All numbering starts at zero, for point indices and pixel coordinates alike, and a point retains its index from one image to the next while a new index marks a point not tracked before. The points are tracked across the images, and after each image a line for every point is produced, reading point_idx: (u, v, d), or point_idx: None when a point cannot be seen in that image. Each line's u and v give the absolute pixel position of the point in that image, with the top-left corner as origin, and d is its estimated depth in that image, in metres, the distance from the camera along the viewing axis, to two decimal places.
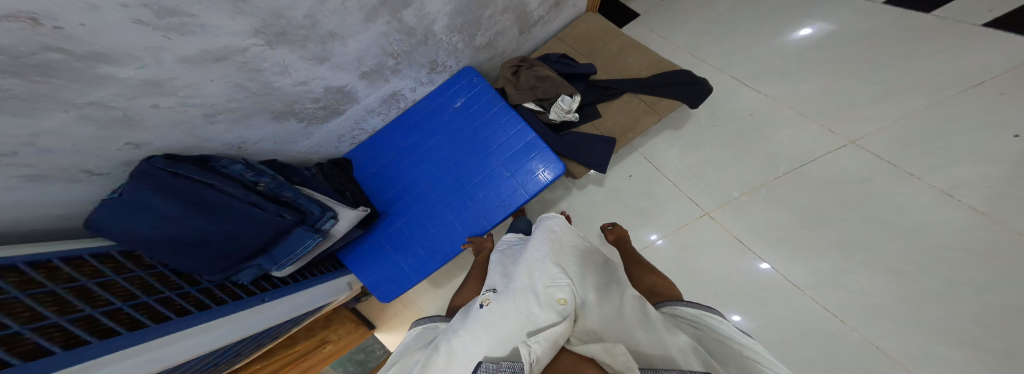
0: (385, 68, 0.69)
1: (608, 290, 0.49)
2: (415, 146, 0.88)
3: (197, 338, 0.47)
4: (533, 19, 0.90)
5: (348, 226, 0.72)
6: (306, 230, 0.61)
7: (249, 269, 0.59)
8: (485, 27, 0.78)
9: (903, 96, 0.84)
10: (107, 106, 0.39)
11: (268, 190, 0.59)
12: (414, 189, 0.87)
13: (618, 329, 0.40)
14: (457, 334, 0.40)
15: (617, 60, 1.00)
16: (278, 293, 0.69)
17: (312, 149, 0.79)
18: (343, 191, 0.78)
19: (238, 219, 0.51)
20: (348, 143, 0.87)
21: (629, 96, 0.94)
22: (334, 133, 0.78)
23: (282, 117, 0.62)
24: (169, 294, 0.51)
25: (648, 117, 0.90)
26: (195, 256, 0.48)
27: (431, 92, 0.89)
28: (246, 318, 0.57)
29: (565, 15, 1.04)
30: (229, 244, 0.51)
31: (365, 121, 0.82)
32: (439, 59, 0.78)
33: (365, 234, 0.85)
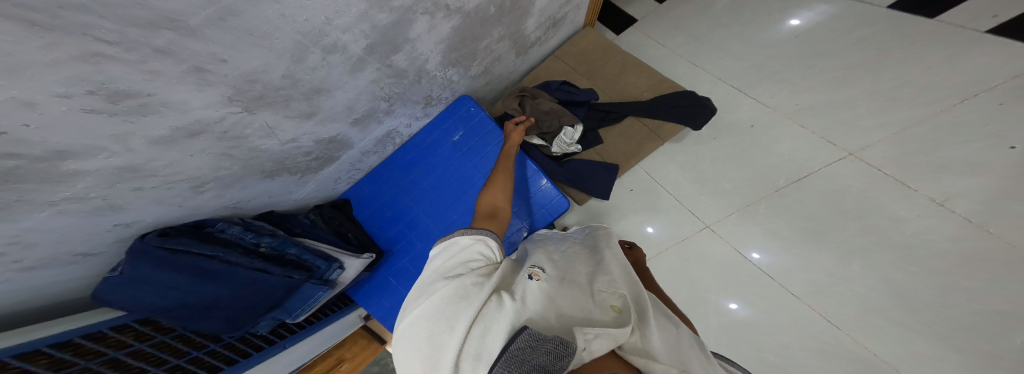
0: (378, 112, 0.70)
1: (665, 315, 0.46)
2: (415, 183, 0.90)
3: None
4: (529, 42, 0.92)
5: (355, 273, 0.76)
6: (315, 284, 0.65)
7: (265, 321, 0.62)
8: (483, 56, 0.80)
9: (908, 103, 0.83)
10: (85, 197, 0.36)
11: (270, 249, 0.60)
12: (417, 225, 0.89)
13: (676, 351, 0.38)
14: (508, 293, 0.39)
15: (618, 79, 1.01)
16: (297, 339, 0.73)
17: (310, 194, 0.80)
18: (345, 233, 0.80)
19: (247, 283, 0.53)
20: (344, 183, 0.88)
21: (632, 120, 0.95)
22: (329, 177, 0.80)
23: (272, 174, 0.63)
24: (197, 354, 0.53)
25: (649, 143, 0.93)
26: (212, 319, 0.50)
27: (427, 125, 0.90)
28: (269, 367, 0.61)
29: (563, 31, 1.06)
30: (241, 303, 0.53)
31: (361, 161, 0.84)
32: (434, 92, 0.80)
33: (371, 273, 0.88)
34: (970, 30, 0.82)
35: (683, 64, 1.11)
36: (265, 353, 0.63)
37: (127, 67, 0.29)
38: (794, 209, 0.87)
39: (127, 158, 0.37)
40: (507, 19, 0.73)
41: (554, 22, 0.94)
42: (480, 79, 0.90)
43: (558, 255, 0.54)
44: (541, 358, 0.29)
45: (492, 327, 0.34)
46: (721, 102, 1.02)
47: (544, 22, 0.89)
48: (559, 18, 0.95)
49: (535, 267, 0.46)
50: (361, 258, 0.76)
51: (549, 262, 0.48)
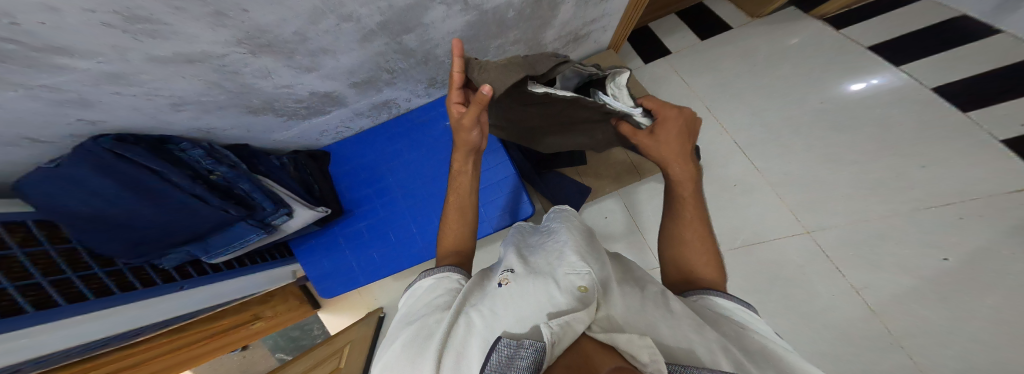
0: (379, 80, 0.69)
1: (631, 281, 0.46)
2: (397, 155, 0.88)
3: (76, 328, 0.49)
4: (546, 50, 0.93)
5: (301, 224, 0.71)
6: (250, 225, 0.61)
7: (176, 254, 0.59)
8: (493, 53, 0.80)
9: (884, 197, 0.91)
10: (62, 89, 0.39)
11: (221, 180, 0.59)
12: (385, 195, 0.87)
13: (646, 319, 0.37)
14: (475, 309, 0.39)
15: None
16: (199, 281, 0.72)
17: (291, 138, 0.78)
18: (310, 184, 0.79)
19: (174, 206, 0.52)
20: (330, 137, 0.86)
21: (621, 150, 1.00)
22: (315, 128, 0.78)
23: (258, 111, 0.62)
24: (69, 276, 0.53)
25: (630, 175, 0.99)
26: (113, 237, 0.48)
27: (426, 104, 0.89)
28: (153, 306, 0.61)
29: (585, 49, 1.07)
30: (157, 226, 0.51)
31: (352, 121, 0.82)
32: (439, 76, 0.79)
33: (323, 228, 0.87)
34: (989, 134, 0.88)
35: (699, 108, 1.17)
36: (150, 291, 0.63)
37: (158, 1, 0.32)
38: (749, 263, 0.97)
39: (121, 66, 0.39)
40: (524, 28, 0.74)
41: (576, 38, 0.94)
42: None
43: (526, 248, 0.53)
44: (515, 361, 0.29)
45: (463, 351, 0.34)
46: (715, 157, 1.10)
47: (564, 37, 0.89)
48: (581, 35, 0.94)
49: (504, 272, 0.46)
50: (315, 209, 0.71)
51: (519, 260, 0.48)
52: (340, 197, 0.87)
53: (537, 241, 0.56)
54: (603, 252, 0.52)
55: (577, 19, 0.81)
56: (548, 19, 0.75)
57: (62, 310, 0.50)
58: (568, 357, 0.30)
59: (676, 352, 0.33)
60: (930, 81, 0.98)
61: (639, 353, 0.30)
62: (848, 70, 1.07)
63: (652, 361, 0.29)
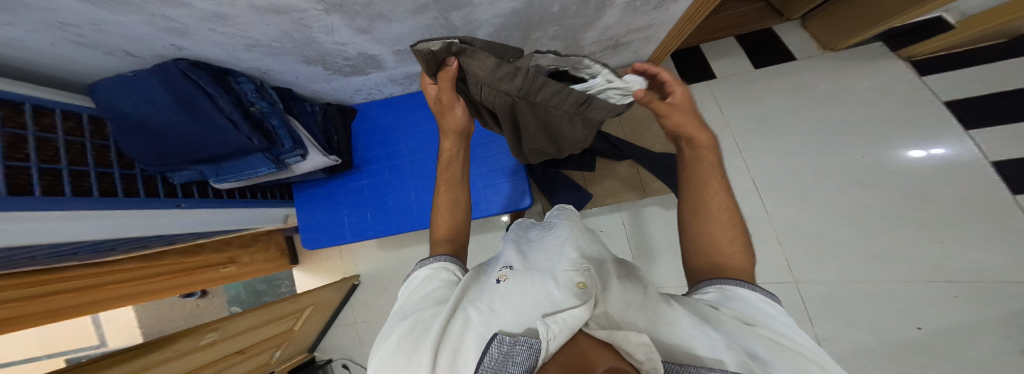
0: (419, 51, 0.69)
1: (634, 283, 0.44)
2: (415, 124, 0.89)
3: (68, 223, 0.52)
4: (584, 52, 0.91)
5: (311, 168, 0.72)
6: (265, 159, 0.63)
7: (187, 172, 0.63)
8: (530, 45, 0.79)
9: (887, 265, 0.93)
10: (172, 18, 0.42)
11: (258, 113, 0.62)
12: (396, 159, 0.89)
13: (650, 318, 0.33)
14: (473, 305, 0.41)
15: (643, 124, 1.02)
16: (199, 204, 0.75)
17: (329, 92, 0.80)
18: (331, 134, 0.82)
19: (208, 127, 0.55)
20: (363, 97, 0.88)
21: (631, 166, 1.01)
22: (350, 87, 0.79)
23: (311, 62, 0.63)
24: (89, 170, 0.58)
25: (632, 192, 1.00)
26: (147, 143, 0.54)
27: None
28: (140, 221, 0.63)
29: (622, 58, 1.05)
30: (188, 140, 0.55)
31: (384, 86, 0.83)
32: None
33: (330, 178, 0.90)
34: None
35: (726, 141, 1.14)
36: (146, 203, 0.64)
37: None
38: None
39: (217, 5, 0.40)
40: (567, 26, 0.73)
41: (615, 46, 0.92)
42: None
43: (528, 246, 0.55)
44: (510, 357, 0.30)
45: (460, 346, 0.35)
46: (728, 193, 1.09)
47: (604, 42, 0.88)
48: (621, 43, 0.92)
49: (502, 269, 0.48)
50: (328, 157, 0.72)
51: (518, 257, 0.50)
52: (353, 153, 0.89)
53: (537, 236, 0.58)
54: (606, 257, 0.51)
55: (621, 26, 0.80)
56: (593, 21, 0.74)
57: (70, 201, 0.52)
58: (563, 355, 0.28)
59: (682, 356, 0.31)
60: (993, 153, 0.93)
61: (635, 350, 0.28)
62: (891, 133, 1.03)
63: (648, 359, 0.27)
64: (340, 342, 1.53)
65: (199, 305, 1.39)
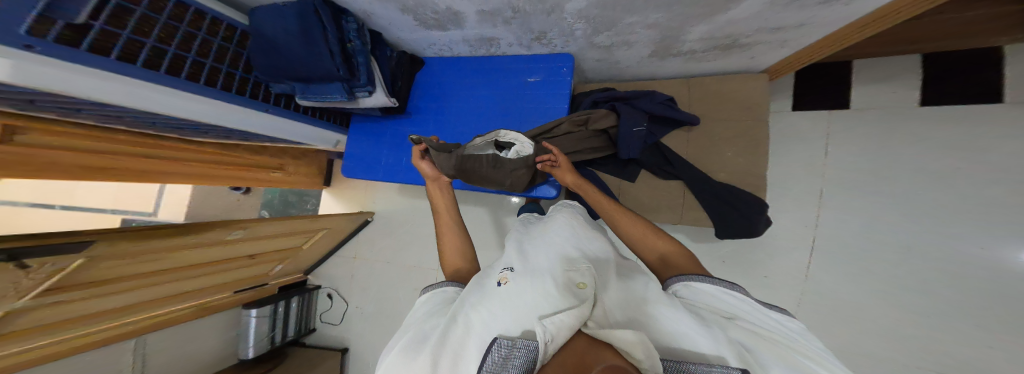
0: (501, 15, 0.66)
1: (632, 279, 0.49)
2: (470, 88, 0.89)
3: (176, 102, 0.61)
4: (678, 49, 0.71)
5: (375, 106, 0.77)
6: (342, 88, 0.69)
7: (281, 84, 0.72)
8: (619, 29, 0.66)
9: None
10: None
11: (350, 49, 0.69)
12: (443, 116, 0.90)
13: (644, 316, 0.42)
14: (473, 309, 0.43)
15: (713, 145, 0.76)
16: (280, 111, 0.84)
17: (411, 41, 0.85)
18: (395, 79, 0.85)
19: (311, 51, 0.63)
20: (434, 52, 0.90)
21: (678, 188, 0.79)
22: (427, 40, 0.82)
23: (406, 11, 0.68)
24: (192, 56, 0.68)
25: (666, 215, 0.80)
26: (267, 56, 0.66)
27: (524, 56, 0.84)
28: (239, 115, 0.73)
29: (732, 61, 0.76)
30: (294, 58, 0.64)
31: (456, 44, 0.83)
32: (549, 31, 0.71)
33: (381, 117, 0.94)
34: None
35: (804, 191, 0.98)
36: (241, 101, 0.74)
37: None
38: None
39: None
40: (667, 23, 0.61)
41: (727, 45, 0.67)
42: (594, 49, 0.77)
43: (528, 242, 0.57)
44: (510, 363, 0.33)
45: (461, 353, 0.39)
46: (772, 245, 1.00)
47: (713, 38, 0.65)
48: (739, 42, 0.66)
49: (503, 270, 0.49)
50: (389, 99, 0.75)
51: (518, 257, 0.51)
52: (409, 100, 0.93)
53: (539, 231, 0.61)
54: (609, 255, 0.57)
55: (740, 31, 0.62)
56: (702, 22, 0.60)
57: (164, 80, 0.61)
58: (565, 354, 0.29)
59: (686, 353, 0.37)
60: None
61: (637, 350, 0.30)
62: None
63: (648, 358, 0.30)
64: (332, 272, 1.72)
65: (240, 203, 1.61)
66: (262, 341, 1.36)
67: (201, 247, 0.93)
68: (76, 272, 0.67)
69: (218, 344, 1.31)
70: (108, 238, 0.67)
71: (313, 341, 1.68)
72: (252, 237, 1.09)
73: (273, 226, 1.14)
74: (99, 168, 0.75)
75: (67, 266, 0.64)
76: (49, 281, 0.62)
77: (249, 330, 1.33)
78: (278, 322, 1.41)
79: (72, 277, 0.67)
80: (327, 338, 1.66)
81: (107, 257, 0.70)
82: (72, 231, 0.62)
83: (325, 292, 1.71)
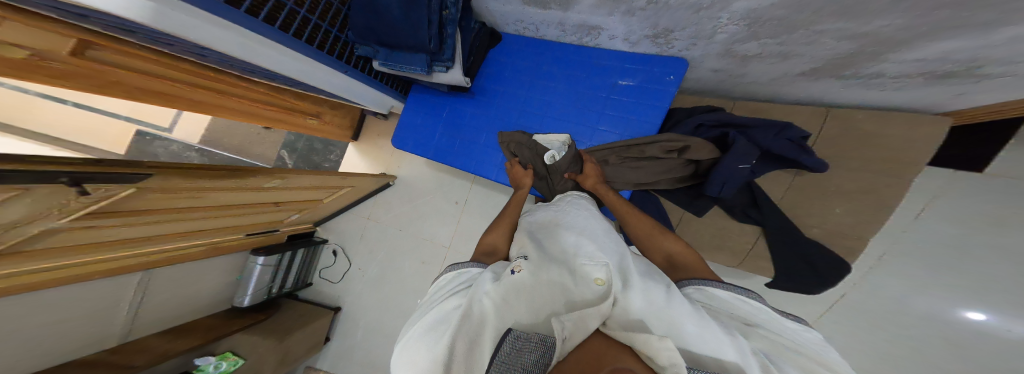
0: (626, 5, 0.60)
1: (654, 279, 0.48)
2: (546, 77, 0.86)
3: (281, 59, 0.66)
4: (857, 72, 0.61)
5: (448, 81, 0.80)
6: (424, 60, 0.72)
7: (366, 48, 0.77)
8: (792, 38, 0.55)
9: None
10: None
11: (444, 19, 0.69)
12: (512, 103, 0.88)
13: (664, 318, 0.40)
14: (487, 296, 0.43)
15: (823, 197, 0.73)
16: (356, 75, 0.86)
17: (496, 12, 0.81)
18: (471, 54, 0.84)
19: (411, 19, 0.66)
20: (514, 29, 0.86)
21: (752, 233, 0.79)
22: (515, 15, 0.79)
23: None
24: (303, 15, 0.70)
25: (723, 256, 0.84)
26: (363, 16, 0.69)
27: (619, 53, 0.79)
28: (324, 74, 0.77)
29: (923, 92, 0.63)
30: (390, 24, 0.67)
31: (551, 24, 0.78)
32: (676, 30, 0.64)
33: (452, 94, 0.92)
34: None
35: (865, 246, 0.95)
36: (331, 62, 0.77)
37: None
38: None
39: None
40: (859, 43, 0.52)
41: (942, 74, 0.55)
42: (724, 57, 0.69)
43: (545, 237, 0.58)
44: (524, 352, 0.33)
45: (474, 337, 0.39)
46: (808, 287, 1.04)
47: (925, 65, 0.53)
48: (963, 73, 0.53)
49: (518, 259, 0.51)
50: (463, 78, 0.77)
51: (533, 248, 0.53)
52: (476, 79, 0.90)
53: (556, 225, 0.62)
54: (625, 250, 0.55)
55: (971, 64, 0.50)
56: (907, 47, 0.50)
57: (286, 39, 0.65)
58: (582, 352, 0.33)
59: (705, 359, 0.34)
60: None
61: (659, 354, 0.32)
62: None
63: (671, 365, 0.30)
64: (341, 228, 1.72)
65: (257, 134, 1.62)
66: (260, 291, 1.37)
67: (240, 191, 0.92)
68: (127, 199, 0.65)
69: (217, 287, 1.28)
70: (165, 174, 0.64)
71: (306, 294, 1.70)
72: (286, 186, 1.08)
73: (309, 180, 1.13)
74: (158, 92, 0.75)
75: (119, 194, 0.61)
76: (101, 205, 0.60)
77: (251, 278, 1.34)
78: (279, 273, 1.43)
79: (118, 205, 0.65)
80: (322, 294, 1.68)
81: (154, 189, 0.68)
82: (133, 161, 0.59)
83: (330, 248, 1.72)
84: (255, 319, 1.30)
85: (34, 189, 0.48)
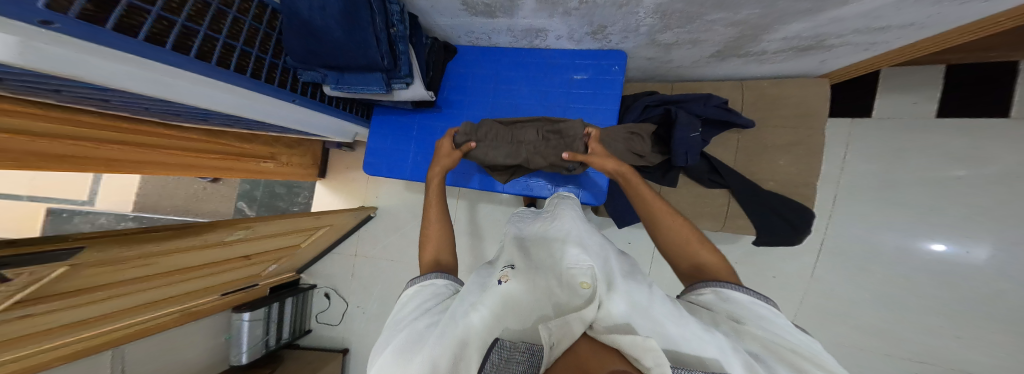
0: (563, 6, 0.65)
1: (636, 280, 0.45)
2: (507, 82, 0.88)
3: (208, 93, 0.62)
4: (748, 50, 0.78)
5: (411, 98, 0.80)
6: (382, 78, 0.72)
7: (312, 73, 0.76)
8: (694, 26, 0.68)
9: (849, 320, 1.21)
10: None
11: (394, 36, 0.69)
12: (478, 110, 0.89)
13: (648, 318, 0.37)
14: (473, 308, 0.42)
15: (766, 153, 0.91)
16: (306, 103, 0.86)
17: (446, 26, 0.83)
18: (429, 70, 0.83)
19: (357, 38, 0.64)
20: (468, 40, 0.89)
21: (723, 196, 0.95)
22: (464, 27, 0.81)
23: None
24: (237, 46, 0.69)
25: (708, 221, 0.98)
26: (301, 41, 0.67)
27: (566, 50, 0.85)
28: (269, 106, 0.76)
29: (806, 55, 0.80)
30: (336, 46, 0.66)
31: (499, 33, 0.82)
32: (609, 25, 0.71)
33: (414, 110, 0.91)
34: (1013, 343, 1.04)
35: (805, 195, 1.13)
36: (274, 92, 0.76)
37: None
38: None
39: None
40: (741, 27, 0.66)
41: (805, 47, 0.74)
42: (651, 47, 0.81)
43: (527, 239, 0.56)
44: (513, 363, 0.32)
45: (461, 354, 0.38)
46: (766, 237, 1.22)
47: (790, 42, 0.72)
48: (817, 45, 0.73)
49: (505, 269, 0.48)
50: (427, 92, 0.77)
51: (519, 256, 0.50)
52: (439, 93, 0.90)
53: (535, 228, 0.60)
54: (608, 252, 0.52)
55: (813, 39, 0.69)
56: (775, 28, 0.66)
57: (206, 67, 0.61)
58: (572, 358, 0.27)
59: (687, 358, 0.33)
60: None
61: (644, 356, 0.28)
62: (974, 236, 1.05)
63: (656, 365, 0.27)
64: (328, 271, 1.66)
65: (207, 189, 1.53)
66: (256, 345, 1.35)
67: (198, 250, 0.93)
68: (59, 280, 0.65)
69: (206, 350, 1.28)
70: (98, 244, 0.66)
71: (307, 341, 1.65)
72: (251, 237, 1.09)
73: (275, 226, 1.15)
74: (63, 155, 0.68)
75: (49, 275, 0.61)
76: (28, 290, 0.59)
77: (241, 335, 1.30)
78: (272, 324, 1.40)
79: (51, 288, 0.64)
80: (325, 338, 1.64)
81: (90, 264, 0.68)
82: (56, 237, 0.60)
83: (321, 292, 1.66)
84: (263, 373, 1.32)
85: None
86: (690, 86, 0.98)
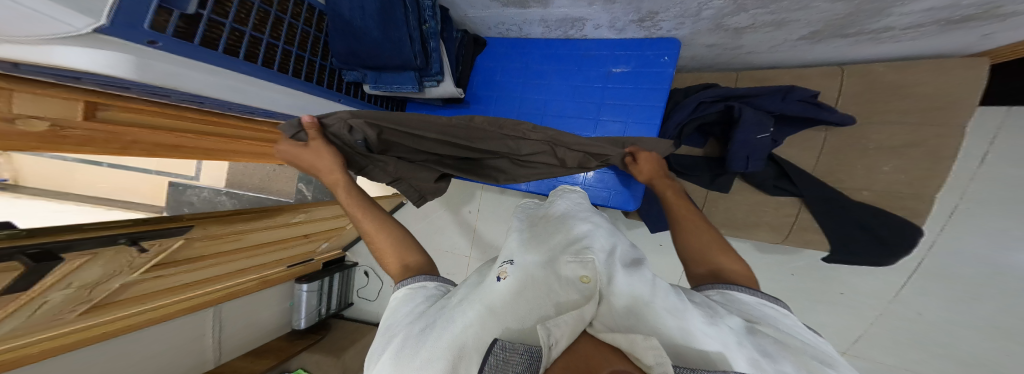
0: None
1: (640, 273, 0.42)
2: (538, 76, 0.84)
3: (278, 99, 0.67)
4: (861, 27, 0.64)
5: (442, 95, 0.80)
6: (415, 77, 0.73)
7: (355, 74, 0.79)
8: (781, 6, 0.57)
9: (928, 348, 1.05)
10: None
11: (426, 33, 0.68)
12: (507, 105, 0.86)
13: (650, 311, 0.36)
14: (469, 306, 0.39)
15: (866, 156, 0.76)
16: (349, 102, 0.91)
17: (477, 18, 0.80)
18: (458, 65, 0.83)
19: (393, 39, 0.66)
20: (497, 32, 0.85)
21: (792, 205, 0.83)
22: (496, 19, 0.78)
23: None
24: (291, 50, 0.74)
25: (764, 230, 0.88)
26: (343, 43, 0.69)
27: (606, 39, 0.78)
28: (324, 105, 0.81)
29: (944, 30, 0.63)
30: (373, 47, 0.67)
31: (530, 25, 0.77)
32: (662, 11, 0.63)
33: (443, 107, 0.92)
34: None
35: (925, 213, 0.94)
36: (321, 93, 0.81)
37: None
38: None
39: None
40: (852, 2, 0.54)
41: (959, 19, 0.58)
42: (715, 33, 0.71)
43: (529, 234, 0.54)
44: (511, 365, 0.29)
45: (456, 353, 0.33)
46: None
47: (935, 13, 0.57)
48: (976, 16, 0.56)
49: (503, 265, 0.45)
50: (455, 89, 0.77)
51: (518, 251, 0.47)
52: (468, 88, 0.89)
53: (537, 223, 0.58)
54: (616, 245, 0.49)
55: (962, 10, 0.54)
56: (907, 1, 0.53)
57: (264, 72, 0.65)
58: (570, 359, 0.26)
59: (692, 355, 0.32)
60: None
61: (644, 354, 0.25)
62: None
63: (658, 364, 0.24)
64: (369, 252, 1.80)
65: None
66: (311, 313, 1.54)
67: (271, 229, 1.06)
68: (176, 251, 0.78)
69: (278, 313, 1.48)
70: (203, 224, 0.77)
71: (350, 313, 1.84)
72: (311, 219, 1.22)
73: (327, 211, 1.26)
74: None
75: (171, 246, 0.74)
76: (158, 257, 0.74)
77: (300, 303, 1.50)
78: (324, 295, 1.58)
79: (174, 256, 0.78)
80: (367, 312, 1.80)
81: (199, 238, 0.80)
82: (173, 217, 0.71)
83: (362, 270, 1.81)
84: (316, 337, 1.52)
85: (102, 253, 0.60)
86: (763, 74, 0.85)
